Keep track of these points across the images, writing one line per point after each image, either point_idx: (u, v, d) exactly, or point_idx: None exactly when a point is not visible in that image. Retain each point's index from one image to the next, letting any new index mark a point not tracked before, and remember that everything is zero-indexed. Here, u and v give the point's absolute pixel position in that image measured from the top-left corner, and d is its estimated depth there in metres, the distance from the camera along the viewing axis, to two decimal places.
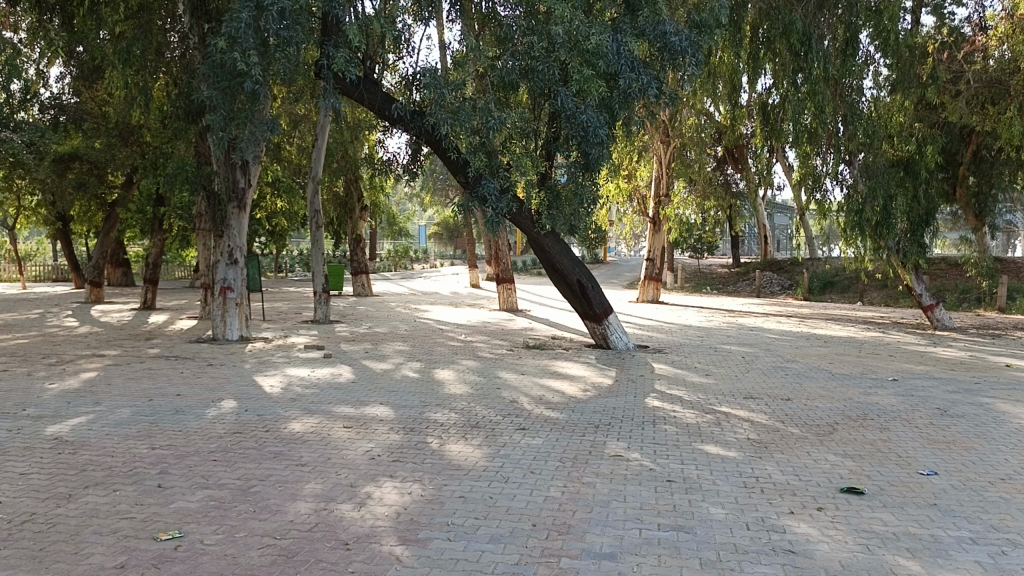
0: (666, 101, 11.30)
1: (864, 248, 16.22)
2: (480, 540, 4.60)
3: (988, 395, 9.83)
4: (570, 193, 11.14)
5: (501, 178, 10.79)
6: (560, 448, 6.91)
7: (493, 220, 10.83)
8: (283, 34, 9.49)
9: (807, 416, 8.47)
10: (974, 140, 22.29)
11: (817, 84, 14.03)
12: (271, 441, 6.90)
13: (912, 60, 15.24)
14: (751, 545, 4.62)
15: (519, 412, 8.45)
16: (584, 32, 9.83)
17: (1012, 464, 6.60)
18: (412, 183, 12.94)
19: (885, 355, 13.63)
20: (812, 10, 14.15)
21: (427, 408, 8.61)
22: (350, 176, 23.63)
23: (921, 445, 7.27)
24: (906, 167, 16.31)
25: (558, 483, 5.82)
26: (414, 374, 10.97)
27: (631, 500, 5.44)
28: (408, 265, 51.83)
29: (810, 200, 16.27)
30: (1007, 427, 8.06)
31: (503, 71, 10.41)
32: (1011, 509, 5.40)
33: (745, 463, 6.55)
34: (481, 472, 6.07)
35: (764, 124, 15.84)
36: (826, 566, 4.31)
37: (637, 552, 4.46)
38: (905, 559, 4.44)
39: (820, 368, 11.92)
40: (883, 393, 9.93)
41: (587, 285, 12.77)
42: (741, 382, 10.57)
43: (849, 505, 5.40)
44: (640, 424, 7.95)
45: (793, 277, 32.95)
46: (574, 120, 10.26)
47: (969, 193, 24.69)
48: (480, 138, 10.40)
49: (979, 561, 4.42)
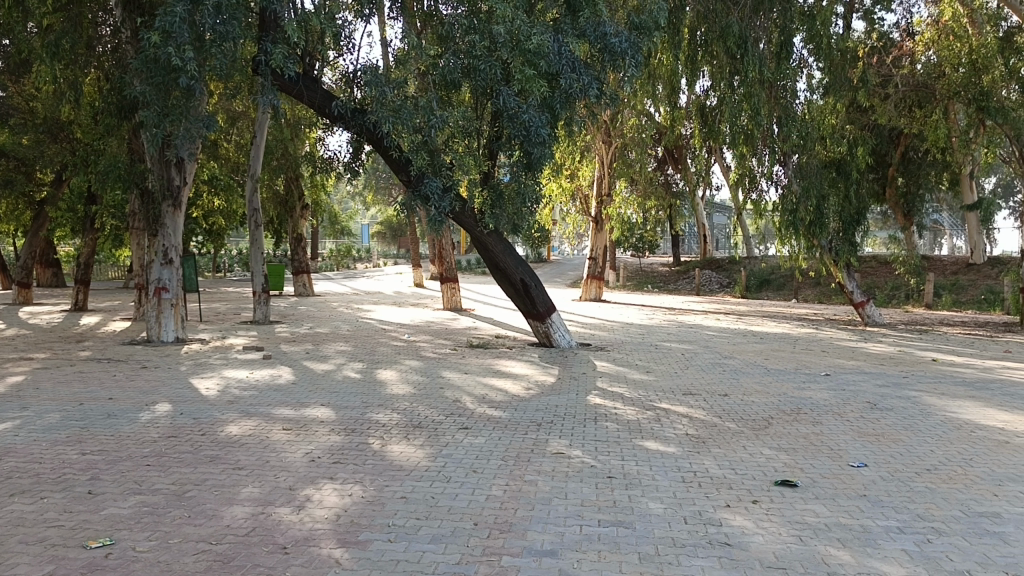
0: (606, 102, 11.41)
1: (799, 247, 16.62)
2: (421, 540, 4.58)
3: (915, 389, 10.20)
4: (513, 193, 11.19)
5: (444, 176, 10.79)
6: (503, 447, 6.91)
7: (436, 219, 10.75)
8: (219, 29, 9.34)
9: (744, 411, 8.65)
10: (901, 142, 23.29)
11: (753, 87, 14.44)
12: (207, 444, 6.77)
13: (844, 63, 15.73)
14: (688, 538, 4.71)
15: (462, 412, 8.43)
16: (526, 32, 9.90)
17: (937, 455, 6.85)
18: (354, 182, 12.82)
19: (818, 351, 14.01)
20: (748, 12, 14.51)
21: (369, 408, 8.55)
22: (290, 175, 23.32)
23: (852, 437, 7.50)
24: (838, 168, 16.66)
25: (501, 481, 5.83)
26: (356, 375, 10.85)
27: (572, 496, 5.49)
28: (352, 264, 51.29)
29: (747, 200, 16.61)
30: (933, 420, 8.37)
31: (445, 70, 10.37)
32: (936, 498, 5.61)
33: (684, 458, 6.67)
34: (423, 473, 6.04)
35: (702, 126, 16.14)
36: (761, 558, 4.41)
37: (577, 549, 4.50)
38: (836, 549, 4.57)
39: (756, 364, 12.18)
40: (815, 387, 10.23)
41: (531, 284, 12.83)
42: (681, 378, 10.75)
43: (783, 498, 5.53)
44: (582, 422, 8.01)
45: (731, 275, 33.69)
46: (516, 119, 10.23)
47: (897, 193, 25.73)
48: (422, 136, 10.35)
49: (906, 549, 4.58)
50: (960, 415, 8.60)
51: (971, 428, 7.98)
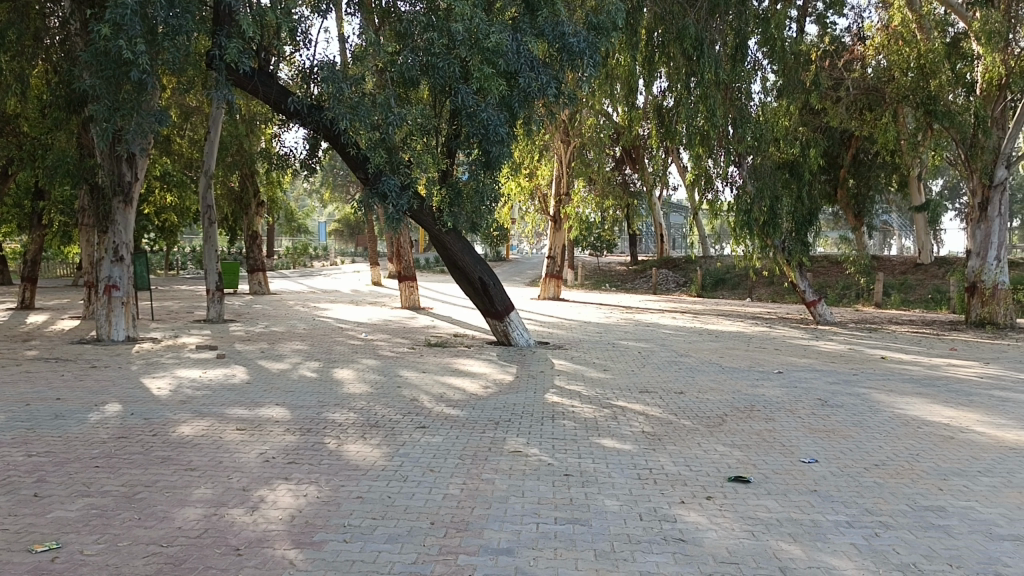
0: (565, 101, 11.46)
1: (753, 247, 16.85)
2: (377, 540, 4.55)
3: (864, 386, 10.43)
4: (471, 191, 11.25)
5: (402, 174, 10.70)
6: (460, 446, 6.90)
7: (394, 217, 10.69)
8: (171, 22, 9.21)
9: (699, 408, 8.76)
10: (853, 145, 23.93)
11: (709, 88, 14.68)
12: (158, 445, 6.65)
13: (797, 66, 16.03)
14: (644, 534, 4.76)
15: (419, 411, 8.40)
16: (484, 30, 9.90)
17: (885, 451, 7.02)
18: (310, 179, 12.69)
19: (771, 349, 14.25)
20: (704, 15, 14.66)
21: (324, 407, 8.47)
22: (246, 171, 22.99)
23: (803, 434, 7.65)
24: (791, 169, 16.95)
25: (458, 480, 5.83)
26: (312, 374, 10.75)
27: (528, 494, 5.51)
28: (309, 262, 50.73)
29: (703, 200, 16.81)
30: (882, 416, 8.57)
31: (403, 68, 10.29)
32: (884, 493, 5.75)
33: (640, 455, 6.72)
34: (380, 472, 6.01)
35: (659, 126, 16.30)
36: (714, 554, 4.48)
37: (533, 546, 4.52)
38: (787, 543, 4.66)
39: (711, 362, 12.34)
40: (768, 385, 10.40)
41: (489, 283, 12.87)
42: (638, 377, 10.84)
43: (737, 494, 5.62)
44: (539, 420, 8.04)
45: (687, 275, 34.11)
46: (474, 118, 10.24)
47: (849, 194, 26.27)
48: (380, 133, 10.24)
49: (855, 543, 4.68)
50: (908, 411, 8.81)
51: (918, 424, 8.19)
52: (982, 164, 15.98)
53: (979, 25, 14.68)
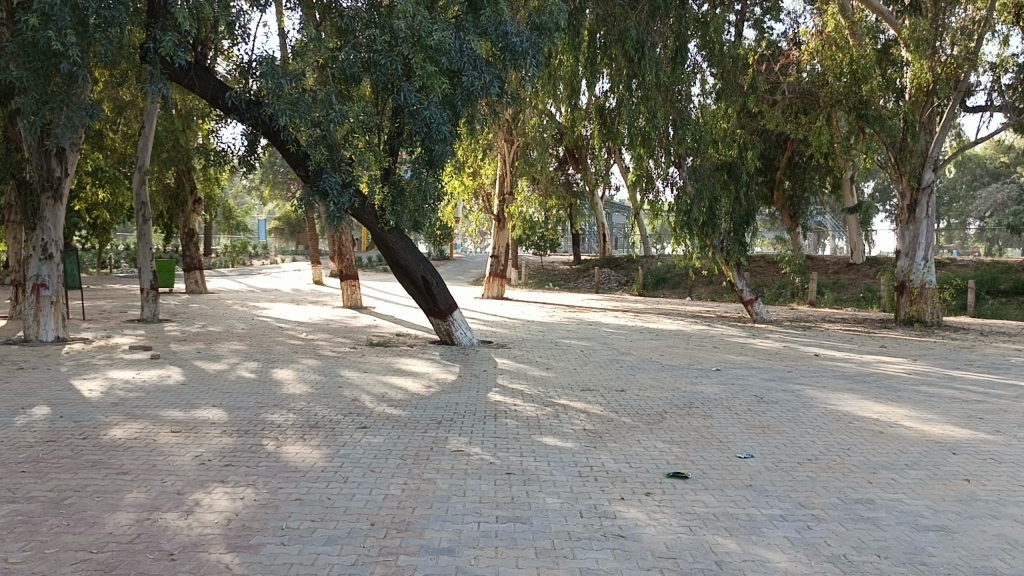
0: (508, 100, 11.48)
1: (692, 247, 17.13)
2: (316, 543, 4.50)
3: (798, 382, 10.71)
4: (414, 189, 11.19)
5: (343, 172, 10.62)
6: (401, 446, 6.86)
7: (335, 215, 10.53)
8: (103, 15, 8.88)
9: (639, 406, 8.87)
10: (788, 147, 24.56)
11: (650, 90, 14.95)
12: (88, 449, 6.45)
13: (735, 70, 16.34)
14: (584, 531, 4.80)
15: (361, 411, 8.32)
16: (427, 28, 9.87)
17: (818, 446, 7.21)
18: (249, 176, 12.48)
19: (710, 346, 14.51)
20: (645, 18, 14.86)
21: (263, 409, 8.33)
22: (182, 167, 22.45)
23: (740, 430, 7.81)
24: (730, 170, 17.25)
25: (399, 480, 5.79)
26: (250, 374, 10.55)
27: (470, 494, 5.50)
28: (248, 261, 49.76)
29: (644, 201, 17.02)
30: (815, 412, 8.80)
31: (345, 64, 10.18)
32: (816, 486, 5.90)
33: (581, 453, 6.77)
34: (319, 473, 5.94)
35: (601, 127, 16.46)
36: (653, 549, 4.54)
37: (474, 545, 4.52)
38: (723, 537, 4.75)
39: (651, 360, 12.50)
40: (707, 382, 10.59)
41: (432, 282, 12.80)
42: (580, 375, 10.92)
43: (675, 490, 5.71)
44: (482, 419, 8.04)
45: (629, 274, 34.54)
46: (417, 116, 10.17)
47: (785, 195, 26.94)
48: (321, 130, 10.25)
49: (788, 536, 4.80)
50: (839, 407, 9.07)
51: (850, 419, 8.43)
52: (911, 166, 16.53)
53: (908, 32, 15.22)
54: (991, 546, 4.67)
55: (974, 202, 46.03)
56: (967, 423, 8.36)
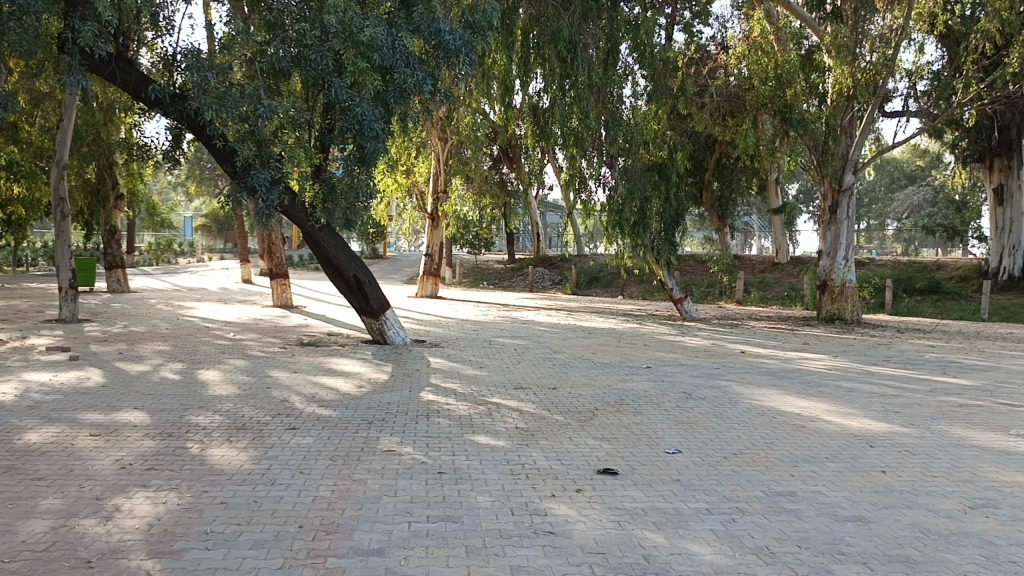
0: (441, 98, 11.42)
1: (624, 246, 17.33)
2: (241, 547, 4.40)
3: (725, 379, 10.97)
4: (346, 187, 11.05)
5: (272, 168, 10.37)
6: (331, 447, 6.78)
7: (263, 212, 10.27)
8: (17, 2, 8.50)
9: (571, 403, 8.94)
10: (717, 148, 25.13)
11: (582, 92, 15.10)
12: (1, 455, 6.17)
13: (666, 73, 16.62)
14: (515, 529, 4.82)
15: (290, 412, 8.18)
16: (358, 24, 9.73)
17: (743, 441, 7.39)
18: (174, 171, 12.13)
19: (641, 344, 14.74)
20: (577, 19, 15.03)
21: (188, 411, 8.11)
22: (104, 162, 21.67)
23: (668, 426, 7.95)
24: (660, 171, 17.53)
25: (329, 481, 5.71)
26: (174, 376, 10.26)
27: (401, 494, 5.46)
28: (174, 259, 48.40)
29: (576, 200, 17.16)
30: (740, 407, 9.02)
31: (274, 59, 9.96)
32: (741, 480, 6.05)
33: (513, 451, 6.80)
34: (246, 476, 5.80)
35: (535, 126, 16.54)
36: (583, 544, 4.59)
37: (405, 546, 4.48)
38: (651, 532, 4.83)
39: (583, 358, 12.62)
40: (637, 379, 10.74)
41: (364, 280, 12.67)
42: (512, 373, 10.94)
43: (605, 485, 5.78)
44: (414, 419, 7.99)
45: (562, 273, 34.83)
46: (348, 112, 10.05)
47: (713, 196, 27.54)
48: (249, 126, 9.95)
49: (714, 529, 4.90)
50: (764, 402, 9.33)
51: (773, 414, 8.67)
52: (833, 169, 17.10)
53: (830, 39, 15.72)
54: (904, 535, 4.86)
55: (892, 203, 47.76)
56: (884, 416, 8.68)
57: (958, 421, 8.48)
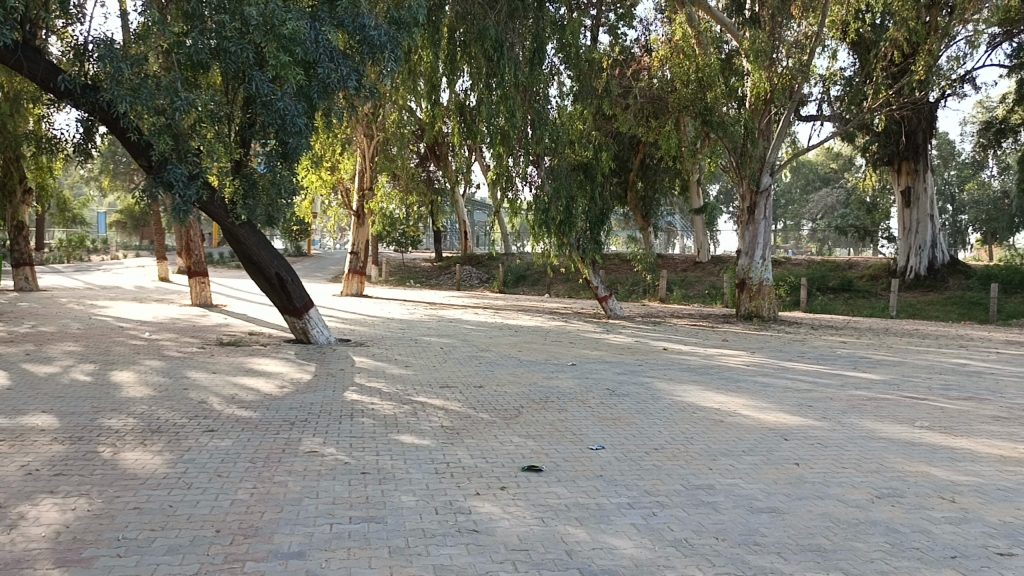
0: (366, 94, 11.27)
1: (550, 245, 17.43)
2: (155, 553, 4.25)
3: (647, 375, 11.16)
4: (267, 183, 10.81)
5: (190, 163, 10.09)
6: (251, 448, 6.63)
7: (180, 208, 9.97)
8: None
9: (496, 401, 8.96)
10: (641, 149, 25.57)
11: (509, 90, 15.18)
12: None
13: (592, 73, 16.81)
14: (438, 528, 4.79)
15: (208, 414, 7.96)
16: (280, 17, 9.48)
17: (664, 436, 7.52)
18: (86, 166, 11.65)
19: (566, 342, 14.87)
20: (503, 19, 15.03)
21: (100, 413, 7.81)
22: (10, 155, 20.65)
23: (592, 422, 8.04)
24: (586, 171, 17.71)
25: (248, 484, 5.58)
26: (86, 377, 9.87)
27: (323, 495, 5.38)
28: (86, 257, 46.51)
29: (503, 199, 17.20)
30: (662, 403, 9.20)
31: (191, 51, 9.64)
32: (662, 474, 6.16)
33: (438, 450, 6.77)
34: (160, 480, 5.62)
35: (461, 124, 16.51)
36: (506, 541, 4.60)
37: (326, 548, 4.41)
38: (574, 527, 4.87)
39: (509, 356, 12.66)
40: (562, 377, 10.83)
41: (287, 278, 12.43)
42: (438, 372, 10.90)
43: (529, 482, 5.81)
44: (337, 419, 7.87)
45: (490, 271, 34.90)
46: (270, 107, 9.83)
47: (638, 196, 27.97)
48: (165, 119, 9.64)
49: (634, 523, 4.98)
50: (685, 398, 9.53)
51: (694, 409, 8.87)
52: (751, 171, 17.57)
53: (748, 44, 16.09)
54: (816, 525, 5.03)
55: (808, 204, 49.47)
56: (798, 410, 8.97)
57: (867, 414, 8.83)
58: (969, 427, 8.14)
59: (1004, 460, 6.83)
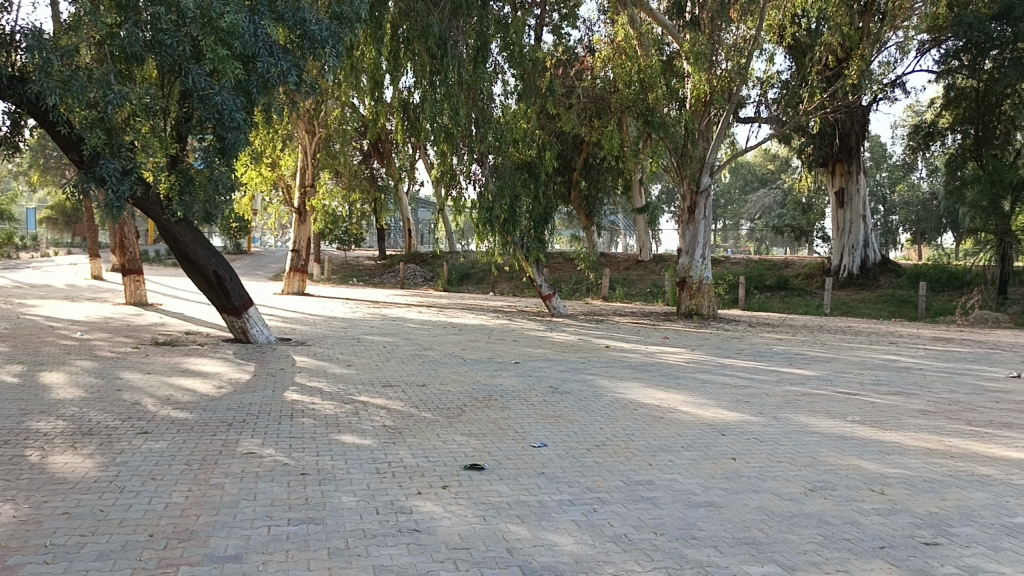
0: (307, 90, 11.10)
1: (494, 244, 17.42)
2: (85, 559, 4.12)
3: (590, 373, 11.25)
4: (205, 179, 10.57)
5: (123, 158, 9.77)
6: (187, 450, 6.47)
7: (114, 203, 9.67)
8: None
9: (439, 400, 8.92)
10: (584, 148, 25.78)
11: (452, 88, 15.20)
12: None
13: (535, 73, 16.88)
14: (379, 528, 4.75)
15: (142, 416, 7.75)
16: (218, 10, 9.26)
17: (606, 432, 7.59)
18: (13, 160, 11.23)
19: (510, 340, 14.89)
20: (447, 16, 15.25)
21: (27, 416, 7.54)
22: None
23: (535, 420, 8.06)
24: (530, 170, 17.61)
25: (183, 487, 5.44)
26: (13, 378, 9.52)
27: (261, 497, 5.28)
28: (14, 254, 44.82)
29: (447, 197, 17.11)
30: (604, 400, 9.28)
31: (125, 42, 9.35)
32: (602, 471, 6.22)
33: (379, 449, 6.71)
34: (91, 484, 5.44)
35: (405, 122, 16.40)
36: (447, 541, 4.58)
37: (263, 551, 4.33)
38: (515, 525, 4.87)
39: (452, 355, 12.62)
40: (505, 374, 10.84)
41: (225, 276, 12.16)
42: (381, 371, 10.81)
43: (471, 481, 5.80)
44: (277, 419, 7.75)
45: (434, 270, 34.78)
46: (207, 101, 9.59)
47: (581, 195, 28.17)
48: (98, 112, 9.32)
49: (575, 520, 5.01)
50: (627, 395, 9.63)
51: (635, 406, 8.96)
52: (691, 171, 17.83)
53: (688, 46, 16.33)
54: (752, 518, 5.13)
55: (746, 204, 50.55)
56: (735, 406, 9.14)
57: (801, 408, 9.05)
58: (898, 421, 8.41)
59: (930, 452, 7.08)
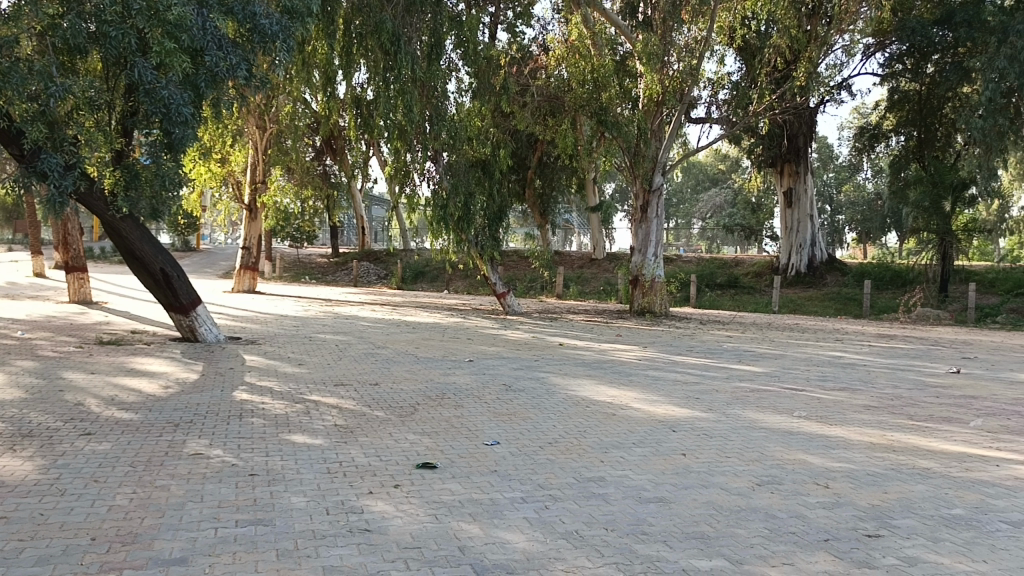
0: (257, 85, 10.91)
1: (449, 242, 17.36)
2: (23, 565, 4.00)
3: (544, 371, 11.28)
4: (151, 175, 10.28)
5: (65, 152, 9.49)
6: (132, 452, 6.32)
7: (55, 199, 9.36)
8: None
9: (391, 399, 8.86)
10: (538, 147, 25.85)
11: (406, 85, 15.12)
12: None
13: (489, 71, 16.87)
14: (329, 529, 4.69)
15: (86, 416, 7.55)
16: (165, 2, 9.03)
17: (559, 430, 7.62)
18: None
19: (464, 338, 14.85)
20: (400, 12, 15.23)
21: None
22: None
23: (488, 418, 8.05)
24: (484, 168, 17.62)
25: (127, 489, 5.32)
26: None
27: (208, 498, 5.19)
28: None
29: (401, 194, 17.00)
30: (557, 397, 9.31)
31: (67, 34, 9.09)
32: (555, 468, 6.24)
33: (330, 449, 6.63)
34: (31, 488, 5.28)
35: (358, 119, 16.26)
36: (398, 540, 4.54)
37: (210, 553, 4.25)
38: (467, 523, 4.86)
39: (406, 353, 12.55)
40: (459, 373, 10.82)
41: (172, 274, 11.91)
42: (333, 370, 10.70)
43: (423, 479, 5.77)
44: (225, 419, 7.61)
45: (388, 267, 34.56)
46: (153, 95, 9.36)
47: (535, 194, 28.25)
48: (39, 105, 9.08)
49: (527, 517, 5.01)
50: (579, 392, 9.68)
51: (587, 403, 9.01)
52: (644, 170, 18.00)
53: (640, 46, 16.37)
54: (701, 513, 5.19)
55: (698, 203, 51.23)
56: (686, 402, 9.24)
57: (749, 404, 9.19)
58: (843, 416, 8.60)
59: (874, 446, 7.24)
